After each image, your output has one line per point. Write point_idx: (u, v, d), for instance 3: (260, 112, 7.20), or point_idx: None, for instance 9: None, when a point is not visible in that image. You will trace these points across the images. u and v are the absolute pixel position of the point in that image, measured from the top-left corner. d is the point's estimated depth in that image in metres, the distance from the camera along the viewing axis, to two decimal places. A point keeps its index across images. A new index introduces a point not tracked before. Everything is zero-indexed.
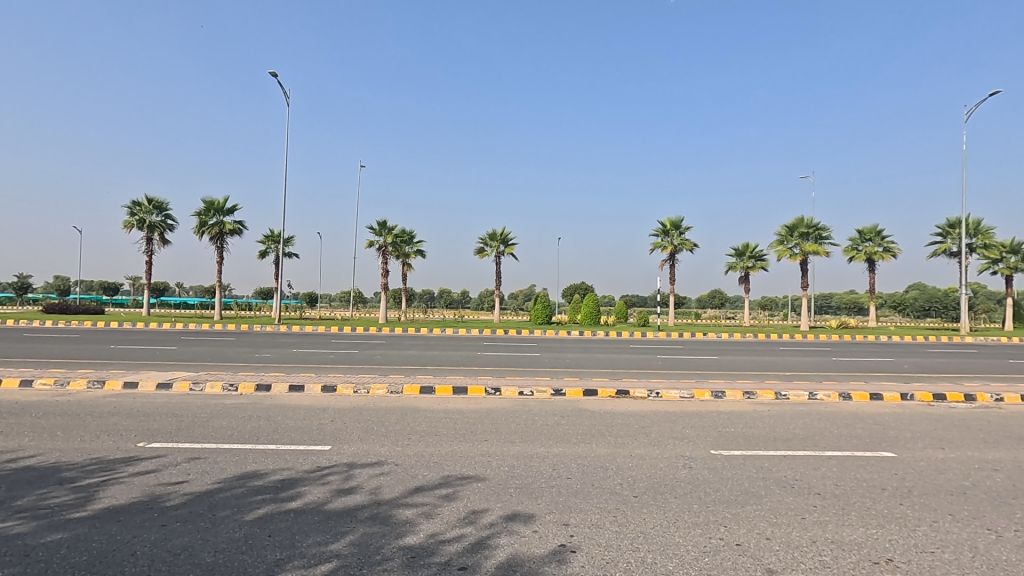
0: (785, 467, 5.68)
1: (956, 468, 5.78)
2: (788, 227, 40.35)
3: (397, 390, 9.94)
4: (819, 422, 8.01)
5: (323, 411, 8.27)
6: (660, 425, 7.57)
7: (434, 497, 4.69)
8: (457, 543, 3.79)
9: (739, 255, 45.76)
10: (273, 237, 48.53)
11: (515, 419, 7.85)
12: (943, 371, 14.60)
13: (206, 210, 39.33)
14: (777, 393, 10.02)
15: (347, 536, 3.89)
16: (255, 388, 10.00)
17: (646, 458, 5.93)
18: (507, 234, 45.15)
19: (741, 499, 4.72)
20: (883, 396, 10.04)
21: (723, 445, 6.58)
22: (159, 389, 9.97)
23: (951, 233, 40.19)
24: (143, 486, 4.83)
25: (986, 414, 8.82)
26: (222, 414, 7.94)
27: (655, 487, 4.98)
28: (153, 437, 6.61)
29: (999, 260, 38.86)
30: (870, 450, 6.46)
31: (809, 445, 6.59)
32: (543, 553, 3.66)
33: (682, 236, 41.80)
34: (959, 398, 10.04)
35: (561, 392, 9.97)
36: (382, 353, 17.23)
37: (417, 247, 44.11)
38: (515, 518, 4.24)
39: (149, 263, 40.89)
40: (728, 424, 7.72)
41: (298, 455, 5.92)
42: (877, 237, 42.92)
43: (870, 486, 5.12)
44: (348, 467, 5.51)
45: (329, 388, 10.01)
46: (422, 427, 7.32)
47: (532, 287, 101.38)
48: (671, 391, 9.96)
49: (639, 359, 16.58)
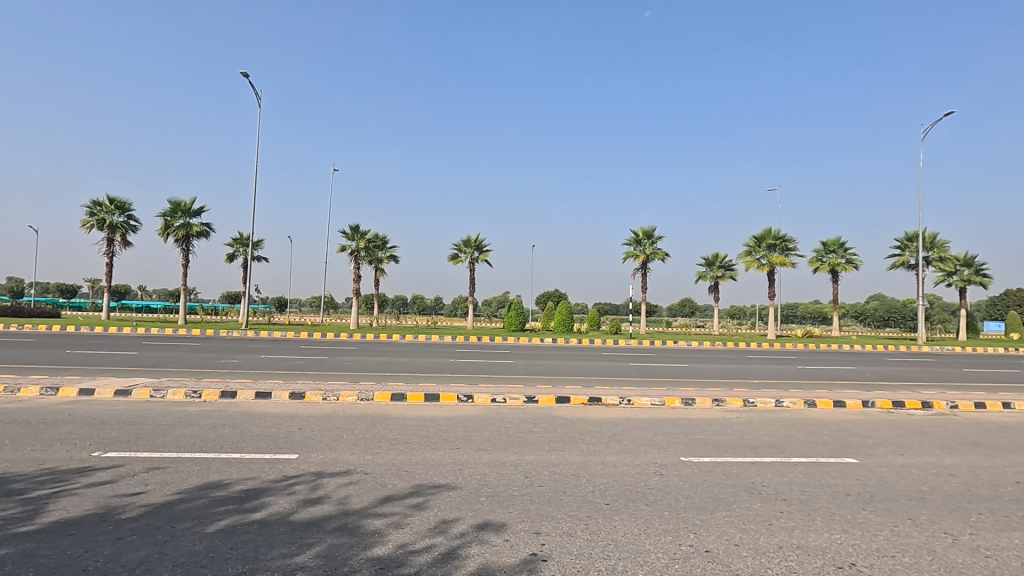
0: (754, 473, 5.79)
1: (916, 473, 5.98)
2: (756, 237, 41.27)
3: (368, 398, 9.77)
4: (786, 429, 8.18)
5: (290, 419, 8.08)
6: (632, 433, 7.64)
7: (404, 506, 4.60)
8: (427, 554, 3.73)
9: (709, 265, 46.66)
10: (242, 240, 47.44)
11: (489, 427, 7.81)
12: (900, 379, 15.19)
13: (172, 211, 38.29)
14: (745, 400, 10.19)
15: (314, 547, 3.78)
16: (219, 395, 9.68)
17: (618, 466, 5.96)
18: (482, 239, 45.16)
19: (710, 505, 4.78)
20: (846, 403, 10.33)
21: (694, 452, 6.66)
22: (117, 395, 9.59)
23: (910, 246, 41.80)
24: (99, 498, 4.63)
25: (945, 421, 9.13)
26: (185, 422, 7.69)
27: (626, 494, 5.02)
28: (112, 445, 6.37)
29: (954, 272, 40.67)
30: (835, 456, 6.63)
31: (776, 452, 6.73)
32: (514, 562, 3.63)
33: (654, 245, 42.34)
34: (917, 405, 10.40)
35: (533, 399, 9.94)
36: (352, 360, 16.93)
37: (391, 253, 43.55)
38: (486, 527, 4.20)
39: (110, 264, 39.29)
40: (699, 431, 7.82)
41: (263, 464, 5.76)
42: (841, 249, 44.33)
43: (835, 492, 5.25)
44: (315, 476, 5.39)
45: (296, 394, 9.77)
46: (393, 434, 7.25)
47: (508, 293, 101.90)
48: (643, 398, 10.04)
49: (612, 367, 16.79)
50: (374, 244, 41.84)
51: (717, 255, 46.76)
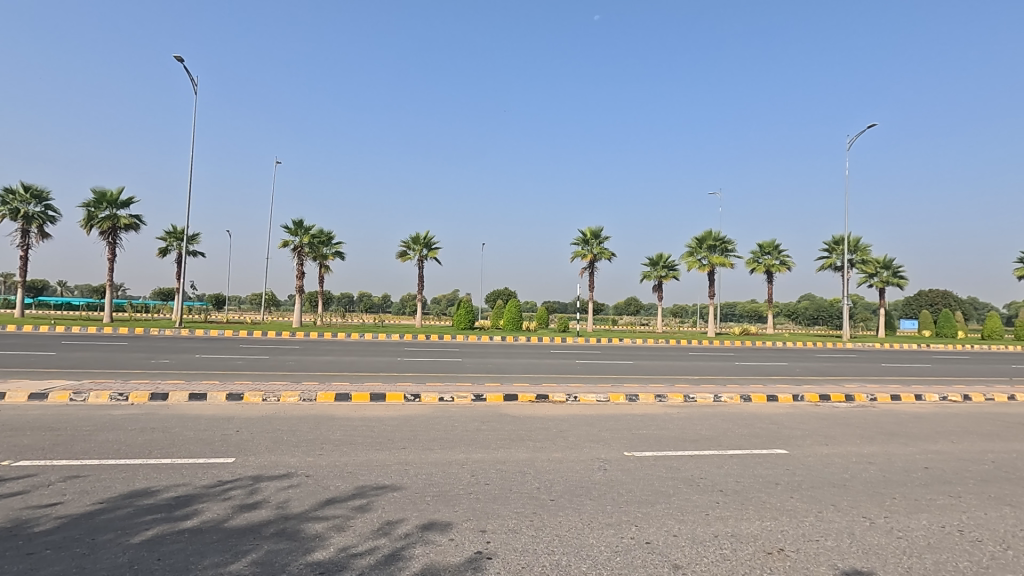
0: (692, 466, 6.02)
1: (839, 462, 6.38)
2: (698, 239, 42.89)
3: (311, 398, 9.49)
4: (723, 422, 8.55)
5: (227, 421, 7.74)
6: (578, 429, 7.78)
7: (347, 508, 4.50)
8: (369, 556, 3.66)
9: (653, 264, 48.04)
10: (176, 233, 44.97)
11: (436, 426, 7.75)
12: (827, 374, 16.18)
13: (97, 201, 35.80)
14: (685, 396, 10.58)
15: (250, 555, 3.63)
16: (148, 397, 9.14)
17: (563, 462, 6.06)
18: (431, 237, 44.70)
19: (651, 498, 4.93)
20: (778, 397, 10.90)
21: (636, 447, 6.85)
22: (31, 399, 8.88)
23: (836, 249, 44.56)
24: (9, 511, 4.27)
25: (865, 413, 9.80)
26: (109, 427, 7.21)
27: (571, 489, 5.10)
28: (24, 453, 5.89)
29: (875, 274, 43.68)
30: (767, 448, 6.99)
31: (714, 445, 7.02)
32: (459, 562, 3.62)
33: (601, 245, 43.24)
34: (842, 398, 11.10)
35: (481, 397, 9.94)
36: (295, 360, 16.39)
37: (336, 249, 42.43)
38: (431, 526, 4.16)
39: (25, 258, 36.34)
40: (642, 427, 8.05)
41: (196, 469, 5.48)
42: (775, 251, 46.69)
43: (767, 482, 5.53)
44: (253, 480, 5.18)
45: (234, 395, 9.36)
46: (338, 435, 7.08)
47: (457, 292, 101.29)
48: (589, 396, 10.21)
49: (560, 364, 17.03)
50: (319, 240, 40.64)
51: (661, 255, 48.25)
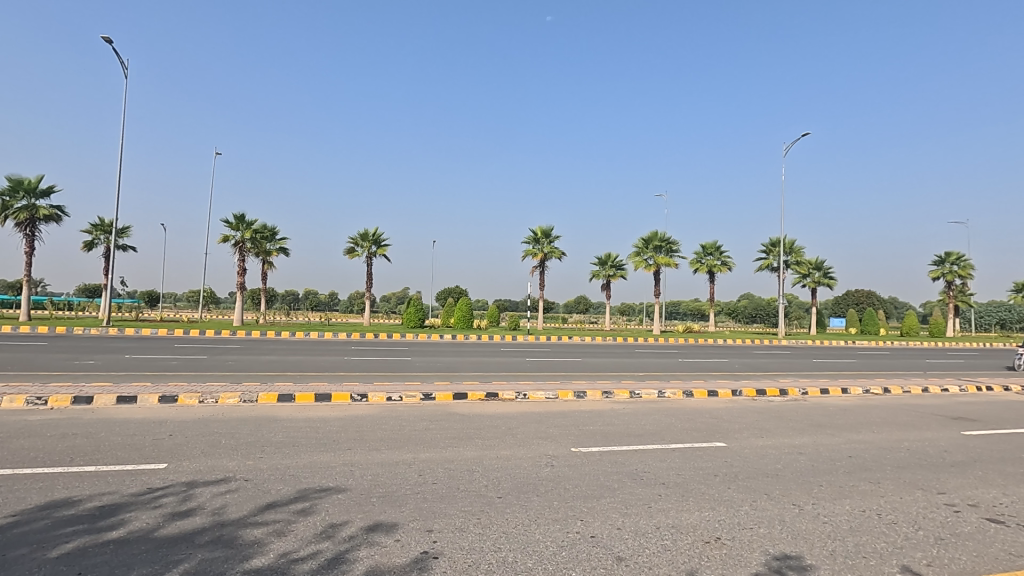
0: (636, 460, 6.18)
1: (773, 453, 6.72)
2: (644, 239, 44.04)
3: (251, 399, 9.13)
4: (666, 417, 8.83)
5: (159, 425, 7.33)
6: (526, 426, 7.83)
7: (288, 513, 4.36)
8: (311, 560, 3.56)
9: (602, 264, 48.97)
10: (103, 225, 42.18)
11: (383, 426, 7.63)
12: (763, 369, 16.99)
13: (12, 189, 33.09)
14: (631, 392, 10.85)
15: (182, 565, 3.46)
16: (70, 401, 8.54)
17: (511, 459, 6.09)
18: (380, 233, 43.87)
19: (597, 493, 5.04)
20: (718, 392, 11.35)
21: (583, 443, 6.97)
22: None
23: (773, 250, 46.83)
24: None
25: (797, 406, 10.36)
26: (24, 433, 6.68)
27: (518, 486, 5.14)
28: None
29: (807, 275, 46.16)
30: (707, 441, 7.26)
31: (657, 440, 7.24)
32: (404, 562, 3.58)
33: (552, 244, 43.69)
34: (777, 392, 11.68)
35: (430, 396, 9.85)
36: (235, 360, 15.72)
37: (280, 245, 40.97)
38: (376, 528, 4.10)
39: None
40: (589, 423, 8.20)
41: (124, 476, 5.17)
42: (717, 252, 48.55)
43: (706, 474, 5.75)
44: (187, 486, 4.93)
45: (167, 398, 8.88)
46: (280, 437, 6.85)
47: (407, 290, 99.87)
48: (538, 393, 10.31)
49: (510, 362, 17.11)
50: (262, 235, 39.11)
51: (609, 255, 49.24)
